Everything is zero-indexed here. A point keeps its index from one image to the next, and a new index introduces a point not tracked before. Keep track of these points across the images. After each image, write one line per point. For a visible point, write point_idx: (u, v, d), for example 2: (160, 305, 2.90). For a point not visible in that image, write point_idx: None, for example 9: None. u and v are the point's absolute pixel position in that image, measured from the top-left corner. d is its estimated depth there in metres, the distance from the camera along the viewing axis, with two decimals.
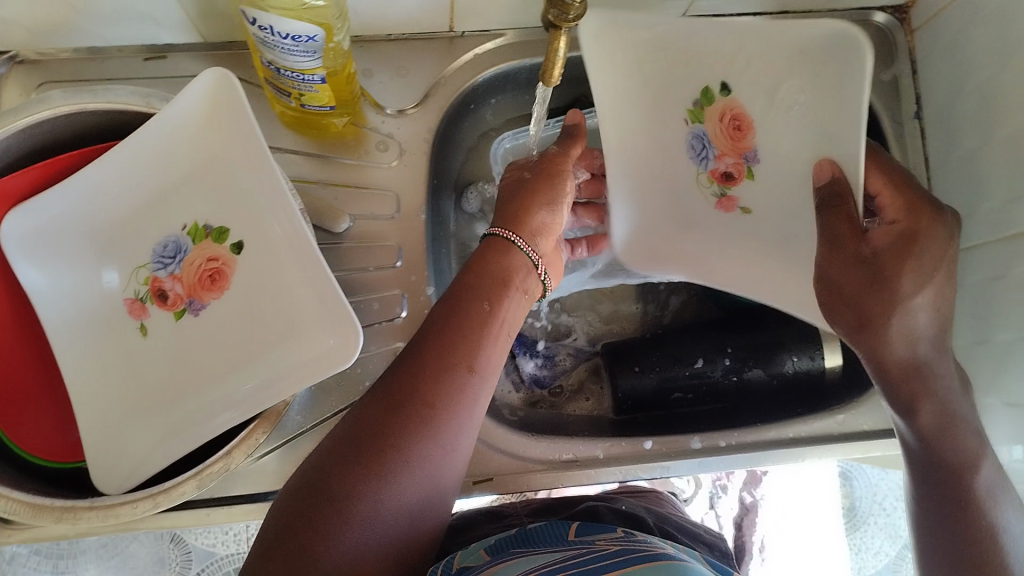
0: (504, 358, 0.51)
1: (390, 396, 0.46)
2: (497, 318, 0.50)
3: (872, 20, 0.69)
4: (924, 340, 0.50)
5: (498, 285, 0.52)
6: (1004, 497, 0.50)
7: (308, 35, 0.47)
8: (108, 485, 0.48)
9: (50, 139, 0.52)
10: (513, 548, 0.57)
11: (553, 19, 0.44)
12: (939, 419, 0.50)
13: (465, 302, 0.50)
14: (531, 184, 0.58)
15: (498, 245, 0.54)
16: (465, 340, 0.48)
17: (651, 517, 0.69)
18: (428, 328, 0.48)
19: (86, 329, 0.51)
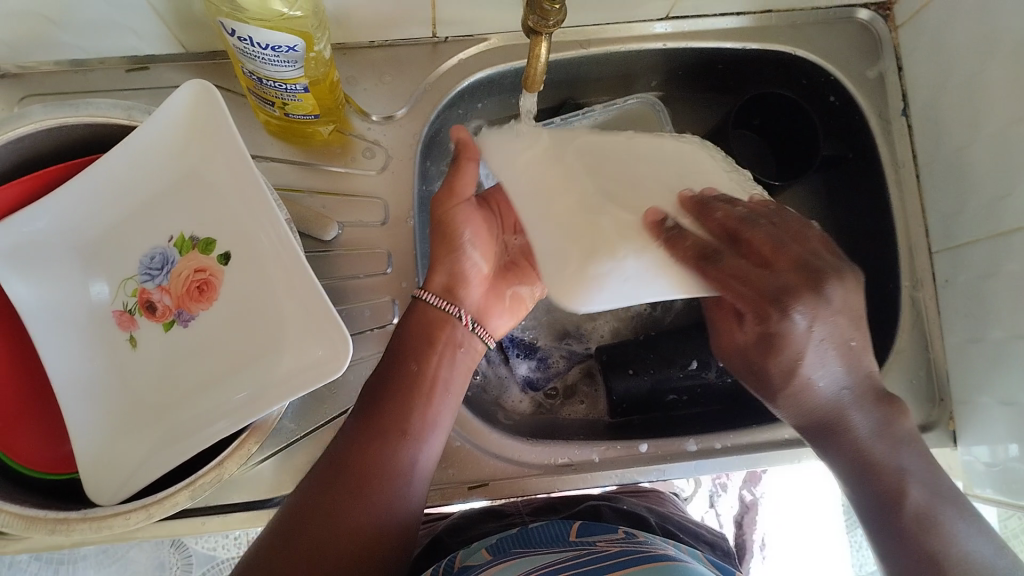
0: (445, 414, 0.54)
1: (328, 472, 0.49)
2: (428, 375, 0.53)
3: (855, 17, 0.69)
4: (838, 394, 0.51)
5: (427, 343, 0.54)
6: (943, 518, 0.48)
7: (288, 45, 0.47)
8: (101, 496, 0.48)
9: (32, 153, 0.51)
10: (514, 549, 0.59)
11: (533, 25, 0.44)
12: (867, 456, 0.50)
13: (393, 371, 0.53)
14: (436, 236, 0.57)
15: (417, 310, 0.55)
16: (394, 408, 0.51)
17: (654, 517, 0.70)
18: (360, 403, 0.52)
19: (75, 341, 0.51)
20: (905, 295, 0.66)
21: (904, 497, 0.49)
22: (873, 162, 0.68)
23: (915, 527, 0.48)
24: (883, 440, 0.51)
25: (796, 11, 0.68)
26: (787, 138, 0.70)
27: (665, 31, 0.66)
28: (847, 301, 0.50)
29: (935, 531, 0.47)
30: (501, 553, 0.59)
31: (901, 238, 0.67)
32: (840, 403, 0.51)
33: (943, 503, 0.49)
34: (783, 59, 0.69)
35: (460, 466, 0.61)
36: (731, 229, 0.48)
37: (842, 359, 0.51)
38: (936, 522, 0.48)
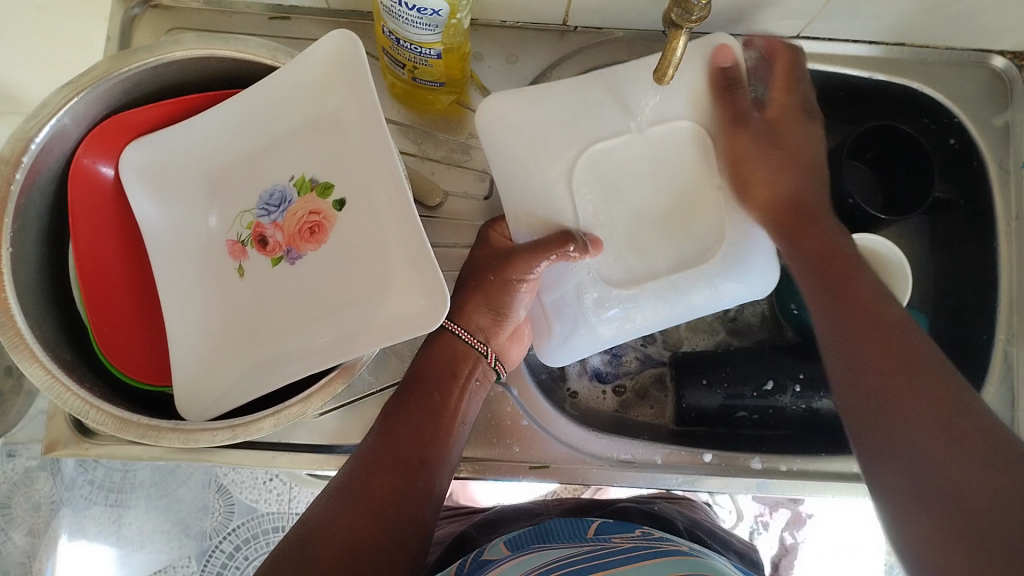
0: (459, 446, 0.54)
1: (348, 484, 0.49)
2: (449, 406, 0.54)
3: (990, 63, 0.68)
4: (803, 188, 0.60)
5: (450, 376, 0.55)
6: (929, 378, 0.46)
7: (433, 9, 0.49)
8: (191, 412, 0.52)
9: (177, 79, 0.54)
10: (532, 544, 0.59)
11: (676, 19, 0.45)
12: (847, 327, 0.51)
13: (416, 393, 0.54)
14: (480, 282, 0.57)
15: (443, 340, 0.57)
16: (416, 429, 0.52)
17: (681, 520, 0.69)
18: (382, 423, 0.53)
19: (187, 263, 0.54)
20: (999, 347, 0.65)
21: (886, 358, 0.48)
22: (983, 210, 0.67)
23: (902, 382, 0.47)
24: (837, 233, 0.58)
25: (930, 48, 0.67)
26: (899, 174, 0.69)
27: None
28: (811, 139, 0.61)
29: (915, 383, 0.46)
30: (519, 547, 0.59)
31: (1002, 291, 0.65)
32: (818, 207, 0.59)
33: (928, 360, 0.47)
34: (909, 94, 0.68)
35: (523, 446, 0.62)
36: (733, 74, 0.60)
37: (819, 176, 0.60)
38: (913, 377, 0.46)
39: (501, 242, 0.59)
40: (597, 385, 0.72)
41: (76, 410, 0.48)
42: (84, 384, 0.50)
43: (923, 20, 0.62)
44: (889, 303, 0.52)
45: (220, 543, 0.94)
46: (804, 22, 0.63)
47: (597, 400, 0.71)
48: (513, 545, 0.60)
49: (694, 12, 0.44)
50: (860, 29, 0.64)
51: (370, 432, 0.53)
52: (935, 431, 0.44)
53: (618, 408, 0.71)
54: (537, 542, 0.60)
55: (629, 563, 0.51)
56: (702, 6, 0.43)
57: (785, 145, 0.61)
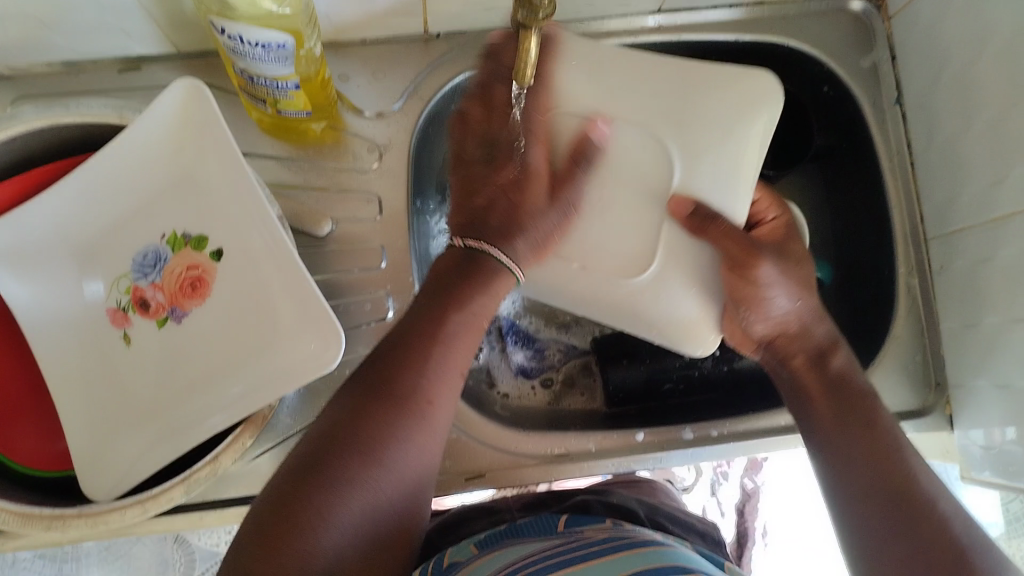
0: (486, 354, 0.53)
1: (377, 386, 0.47)
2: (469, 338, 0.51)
3: (848, 9, 0.69)
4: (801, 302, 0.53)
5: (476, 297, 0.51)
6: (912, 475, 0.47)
7: (277, 42, 0.47)
8: (97, 492, 0.48)
9: (25, 153, 0.52)
10: (501, 541, 0.59)
11: (522, 19, 0.44)
12: (827, 404, 0.52)
13: (460, 291, 0.51)
14: (522, 199, 0.51)
15: (470, 259, 0.52)
16: (452, 341, 0.50)
17: (640, 508, 0.70)
18: (415, 320, 0.50)
19: (69, 342, 0.52)
20: (901, 281, 0.66)
21: (869, 444, 0.49)
22: (867, 151, 0.69)
23: (886, 476, 0.47)
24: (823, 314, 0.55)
25: (788, 2, 0.68)
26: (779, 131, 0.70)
27: (657, 24, 0.66)
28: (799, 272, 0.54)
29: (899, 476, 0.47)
30: (488, 545, 0.59)
31: (896, 227, 0.67)
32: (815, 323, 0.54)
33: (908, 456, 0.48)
34: (777, 50, 0.69)
35: (455, 459, 0.61)
36: (699, 229, 0.50)
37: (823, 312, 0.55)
38: (893, 469, 0.47)
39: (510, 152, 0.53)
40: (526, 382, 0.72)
41: None
42: None
43: None
44: (860, 385, 0.53)
45: None
46: None
47: (528, 397, 0.71)
48: (481, 543, 0.60)
49: (539, 10, 0.44)
50: None
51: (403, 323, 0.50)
52: (915, 524, 0.45)
53: (550, 401, 0.71)
54: (506, 538, 0.60)
55: (596, 553, 0.52)
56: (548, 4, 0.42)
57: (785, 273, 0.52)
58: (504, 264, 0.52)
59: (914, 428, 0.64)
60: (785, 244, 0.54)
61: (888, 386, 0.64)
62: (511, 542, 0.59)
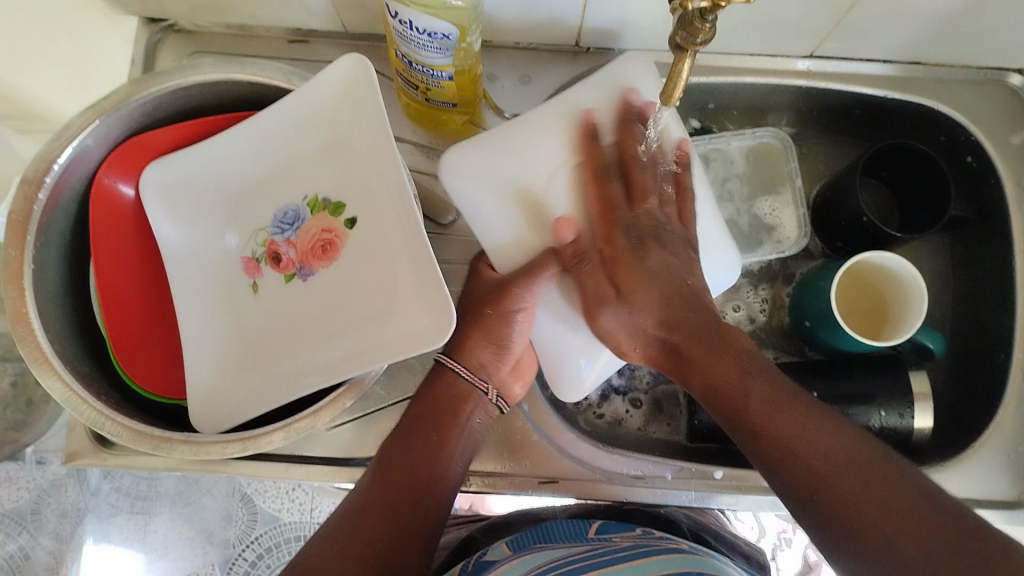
0: (453, 486, 0.55)
1: (339, 535, 0.50)
2: (445, 449, 0.55)
3: (1006, 81, 0.67)
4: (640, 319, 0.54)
5: (450, 418, 0.56)
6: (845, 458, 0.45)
7: (443, 33, 0.49)
8: (204, 425, 0.52)
9: (197, 102, 0.56)
10: (534, 544, 0.61)
11: (680, 41, 0.45)
12: (772, 432, 0.47)
13: (414, 435, 0.54)
14: (480, 318, 0.56)
15: (444, 380, 0.57)
16: (408, 475, 0.53)
17: (685, 522, 0.69)
18: (376, 467, 0.53)
19: (203, 281, 0.56)
20: (1016, 365, 0.64)
21: (795, 444, 0.46)
22: (1001, 229, 0.66)
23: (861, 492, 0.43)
24: (731, 355, 0.51)
25: (945, 66, 0.67)
26: (913, 193, 0.69)
27: (807, 68, 0.66)
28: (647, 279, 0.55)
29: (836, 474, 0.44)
30: (521, 547, 0.61)
31: (1020, 310, 0.64)
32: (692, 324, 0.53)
33: (840, 440, 0.46)
34: (925, 113, 0.68)
35: (533, 461, 0.62)
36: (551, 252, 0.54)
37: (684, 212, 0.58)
38: (840, 463, 0.44)
39: (486, 270, 0.57)
40: (620, 401, 0.71)
41: (91, 421, 0.49)
42: (102, 397, 0.51)
43: (938, 41, 0.62)
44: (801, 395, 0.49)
45: (243, 551, 0.95)
46: (814, 44, 0.63)
47: (620, 417, 0.71)
48: (515, 545, 0.62)
49: (699, 35, 0.44)
50: (873, 48, 0.64)
51: (365, 474, 0.54)
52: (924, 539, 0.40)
53: (638, 426, 0.71)
54: (538, 542, 0.62)
55: (622, 562, 0.54)
56: (708, 29, 0.42)
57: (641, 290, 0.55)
58: (460, 375, 0.57)
59: (1006, 518, 0.60)
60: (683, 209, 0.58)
61: (987, 471, 0.61)
62: (542, 546, 0.61)
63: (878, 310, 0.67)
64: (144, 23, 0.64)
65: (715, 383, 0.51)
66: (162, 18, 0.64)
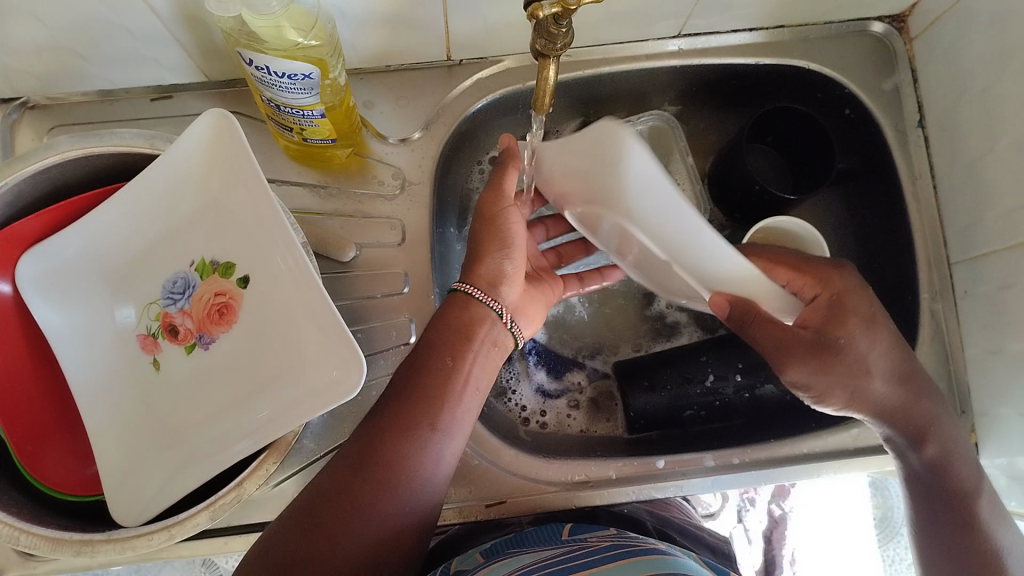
0: (473, 412, 0.53)
1: (354, 457, 0.48)
2: (460, 373, 0.53)
3: (869, 30, 0.69)
4: (876, 405, 0.55)
5: (463, 341, 0.54)
6: (999, 511, 0.55)
7: (304, 73, 0.48)
8: (125, 518, 0.49)
9: (59, 182, 0.53)
10: (507, 549, 0.60)
11: (541, 49, 0.44)
12: (925, 511, 0.56)
13: (428, 360, 0.52)
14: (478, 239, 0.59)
15: (457, 304, 0.56)
16: (426, 401, 0.51)
17: (652, 520, 0.69)
18: (390, 391, 0.52)
19: (102, 368, 0.53)
20: (923, 305, 0.65)
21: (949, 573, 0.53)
22: (889, 173, 0.68)
23: None
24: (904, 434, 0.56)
25: (809, 25, 0.68)
26: (801, 152, 0.70)
27: (679, 48, 0.67)
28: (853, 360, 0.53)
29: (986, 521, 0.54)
30: (495, 554, 0.60)
31: (918, 249, 0.66)
32: (907, 406, 0.55)
33: (982, 522, 0.53)
34: (799, 73, 0.69)
35: (476, 484, 0.61)
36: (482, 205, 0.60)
37: (862, 330, 0.53)
38: (963, 549, 0.53)
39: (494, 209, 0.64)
40: (559, 405, 0.71)
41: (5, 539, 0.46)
42: (12, 510, 0.48)
43: (796, 3, 0.64)
44: (964, 482, 0.54)
45: None
46: (680, 23, 0.64)
47: (564, 423, 0.70)
48: (488, 553, 0.61)
49: (558, 40, 0.44)
50: (739, 19, 0.65)
51: (386, 392, 0.52)
52: None
53: (583, 427, 0.70)
54: (511, 548, 0.61)
55: (601, 565, 0.54)
56: (564, 34, 0.42)
57: (825, 357, 0.52)
58: (483, 302, 0.56)
59: None
60: (830, 323, 0.53)
61: None
62: (516, 552, 0.60)
63: None
64: None
65: (918, 428, 0.55)
66: (14, 97, 0.61)
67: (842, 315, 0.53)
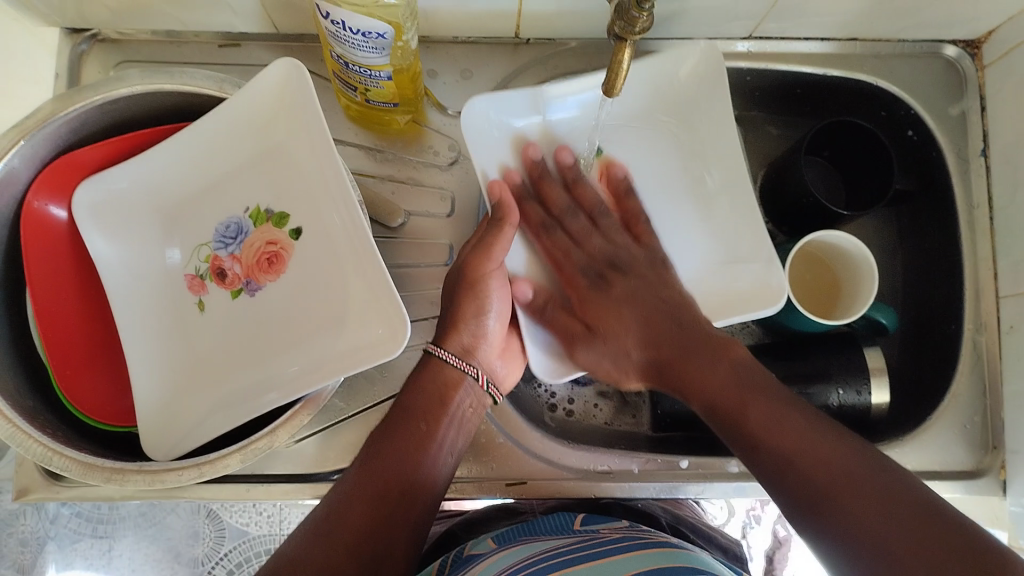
0: (443, 477, 0.53)
1: (326, 524, 0.46)
2: (434, 439, 0.52)
3: (942, 53, 0.68)
4: (616, 357, 0.57)
5: (439, 406, 0.54)
6: (777, 390, 0.49)
7: (378, 32, 0.48)
8: (156, 452, 0.50)
9: (125, 116, 0.54)
10: (519, 536, 0.60)
11: (619, 31, 0.44)
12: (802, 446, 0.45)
13: (402, 423, 0.52)
14: (456, 300, 0.55)
15: (432, 367, 0.55)
16: (400, 466, 0.50)
17: (664, 516, 0.69)
18: (361, 457, 0.51)
19: (148, 304, 0.54)
20: (966, 338, 0.65)
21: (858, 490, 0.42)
22: (945, 200, 0.67)
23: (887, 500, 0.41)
24: (726, 366, 0.51)
25: (882, 40, 0.67)
26: (857, 168, 0.69)
27: (747, 49, 0.67)
28: (612, 318, 0.58)
29: (805, 430, 0.45)
30: (506, 541, 0.61)
31: (966, 279, 0.65)
32: (670, 337, 0.55)
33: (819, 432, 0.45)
34: (865, 88, 0.68)
35: (499, 462, 0.62)
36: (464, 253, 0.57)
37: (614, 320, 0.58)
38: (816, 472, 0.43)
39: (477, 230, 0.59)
40: (586, 395, 0.71)
41: (39, 458, 0.47)
42: (48, 430, 0.49)
43: (872, 17, 0.63)
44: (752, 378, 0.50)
45: (212, 569, 0.85)
46: (753, 25, 0.64)
47: (589, 414, 0.70)
48: (499, 539, 0.61)
49: (637, 24, 0.43)
50: (813, 27, 0.64)
51: (355, 460, 0.51)
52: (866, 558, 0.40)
53: (606, 420, 0.70)
54: (523, 535, 0.61)
55: (608, 557, 0.54)
56: (643, 18, 0.42)
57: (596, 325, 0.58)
58: (452, 363, 0.55)
59: (964, 489, 0.62)
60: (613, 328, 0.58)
61: (941, 442, 0.63)
62: (527, 539, 0.60)
63: (831, 281, 0.67)
64: (67, 34, 0.62)
65: (691, 364, 0.53)
66: (85, 28, 0.61)
67: (614, 310, 0.58)
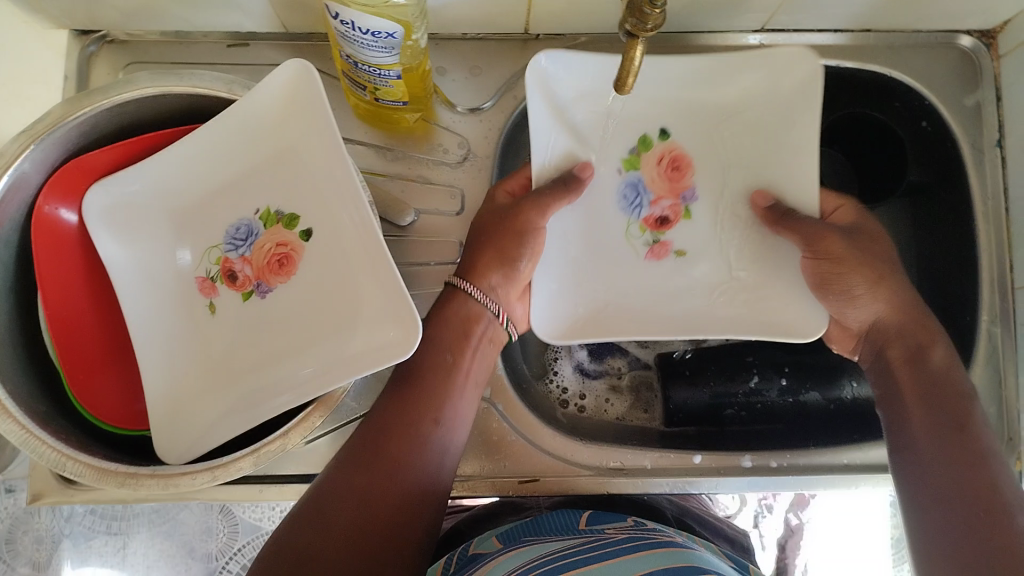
0: (472, 407, 0.56)
1: (366, 446, 0.51)
2: (460, 370, 0.56)
3: (957, 43, 0.67)
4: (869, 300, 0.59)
5: (462, 338, 0.57)
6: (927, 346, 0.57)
7: (388, 32, 0.48)
8: (169, 455, 0.50)
9: (133, 118, 0.54)
10: (525, 537, 0.60)
11: (631, 27, 0.43)
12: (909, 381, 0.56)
13: (428, 356, 0.55)
14: (493, 241, 0.57)
15: (460, 299, 0.57)
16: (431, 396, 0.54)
17: (670, 507, 0.69)
18: (392, 388, 0.54)
19: (158, 306, 0.54)
20: (982, 329, 0.64)
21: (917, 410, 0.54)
22: (959, 192, 0.66)
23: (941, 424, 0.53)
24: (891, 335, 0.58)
25: (896, 32, 0.67)
26: None
27: (759, 42, 0.66)
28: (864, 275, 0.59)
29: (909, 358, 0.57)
30: (511, 540, 0.60)
31: (982, 271, 0.65)
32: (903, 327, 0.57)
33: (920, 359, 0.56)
34: (879, 80, 0.67)
35: (512, 460, 0.61)
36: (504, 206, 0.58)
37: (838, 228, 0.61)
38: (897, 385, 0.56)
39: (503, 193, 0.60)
40: (597, 390, 0.71)
41: (53, 463, 0.47)
42: (61, 435, 0.49)
43: (886, 8, 0.62)
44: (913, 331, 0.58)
45: (227, 563, 0.83)
46: (765, 18, 0.63)
47: (600, 410, 0.70)
48: (504, 539, 0.61)
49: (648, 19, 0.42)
50: (825, 18, 0.63)
51: (384, 392, 0.54)
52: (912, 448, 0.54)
53: (618, 415, 0.70)
54: (528, 535, 0.61)
55: (614, 557, 0.53)
56: (658, 14, 0.41)
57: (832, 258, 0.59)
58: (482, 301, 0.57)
59: None
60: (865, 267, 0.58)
61: None
62: (533, 539, 0.60)
63: None
64: (76, 36, 0.61)
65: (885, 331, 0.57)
66: (94, 30, 0.61)
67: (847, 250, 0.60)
